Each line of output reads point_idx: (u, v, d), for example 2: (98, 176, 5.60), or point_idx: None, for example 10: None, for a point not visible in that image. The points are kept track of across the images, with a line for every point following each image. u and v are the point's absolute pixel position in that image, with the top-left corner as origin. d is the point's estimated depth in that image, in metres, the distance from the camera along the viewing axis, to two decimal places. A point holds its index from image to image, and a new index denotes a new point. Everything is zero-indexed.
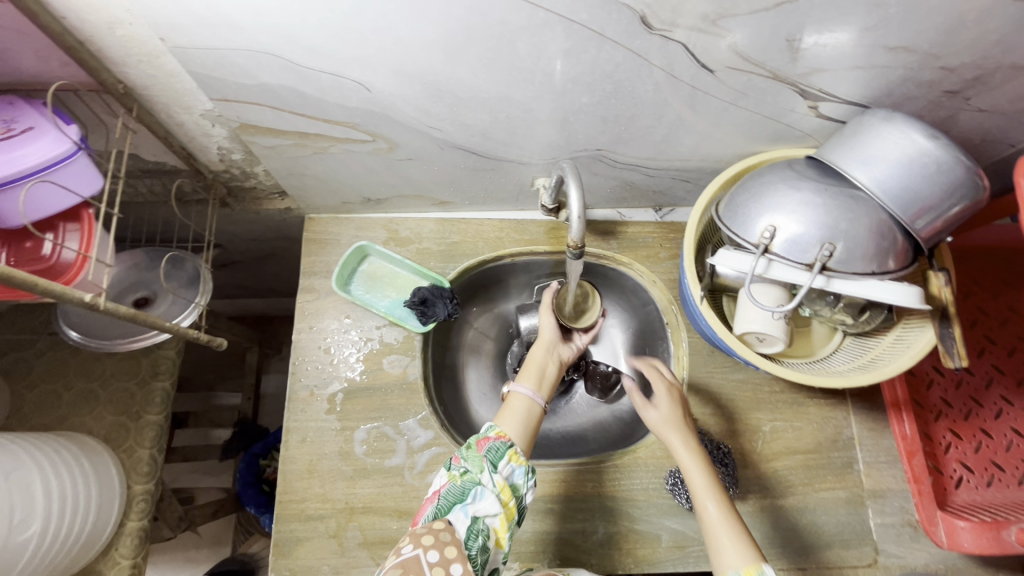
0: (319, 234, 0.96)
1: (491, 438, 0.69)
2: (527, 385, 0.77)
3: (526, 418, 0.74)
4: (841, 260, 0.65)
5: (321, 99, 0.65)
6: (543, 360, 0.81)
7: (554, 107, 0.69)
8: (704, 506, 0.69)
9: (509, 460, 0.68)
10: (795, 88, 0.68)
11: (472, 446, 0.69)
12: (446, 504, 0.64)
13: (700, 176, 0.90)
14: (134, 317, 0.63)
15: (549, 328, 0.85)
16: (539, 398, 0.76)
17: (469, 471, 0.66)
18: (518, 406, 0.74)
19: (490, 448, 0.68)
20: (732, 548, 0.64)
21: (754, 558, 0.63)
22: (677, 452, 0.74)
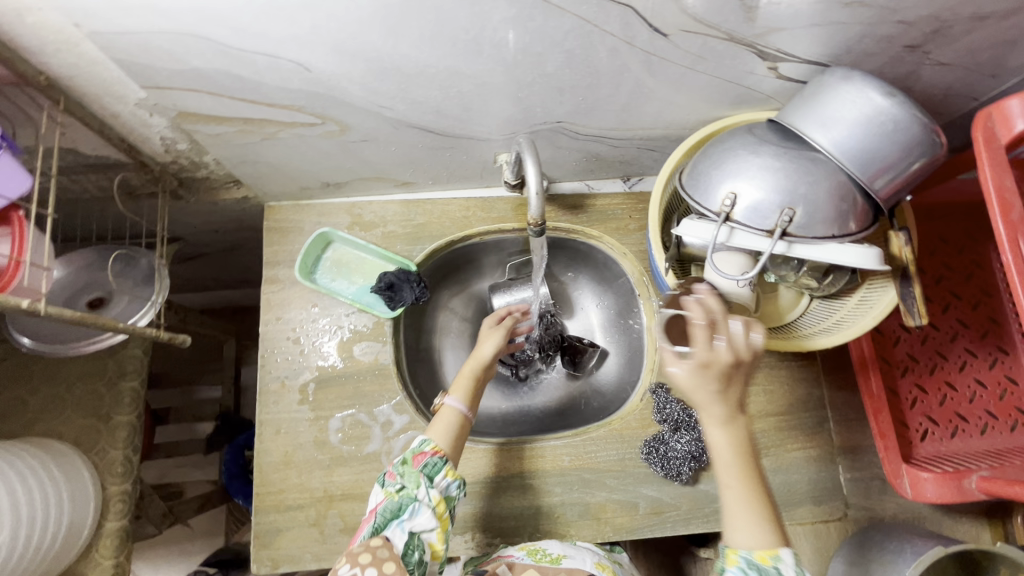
0: (280, 222, 0.93)
1: (427, 453, 0.71)
2: (460, 398, 0.79)
3: (457, 431, 0.76)
4: (802, 225, 0.64)
5: (259, 82, 0.61)
6: (476, 376, 0.83)
7: (507, 79, 0.67)
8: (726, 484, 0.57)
9: (445, 474, 0.70)
10: (752, 50, 0.66)
11: (408, 462, 0.71)
12: (384, 521, 0.65)
13: (665, 144, 0.88)
14: (82, 320, 0.60)
15: (489, 348, 0.86)
16: (470, 412, 0.79)
17: (405, 487, 0.68)
18: (451, 418, 0.77)
19: (426, 464, 0.70)
20: (748, 530, 0.56)
21: (771, 541, 0.55)
22: (711, 433, 0.57)
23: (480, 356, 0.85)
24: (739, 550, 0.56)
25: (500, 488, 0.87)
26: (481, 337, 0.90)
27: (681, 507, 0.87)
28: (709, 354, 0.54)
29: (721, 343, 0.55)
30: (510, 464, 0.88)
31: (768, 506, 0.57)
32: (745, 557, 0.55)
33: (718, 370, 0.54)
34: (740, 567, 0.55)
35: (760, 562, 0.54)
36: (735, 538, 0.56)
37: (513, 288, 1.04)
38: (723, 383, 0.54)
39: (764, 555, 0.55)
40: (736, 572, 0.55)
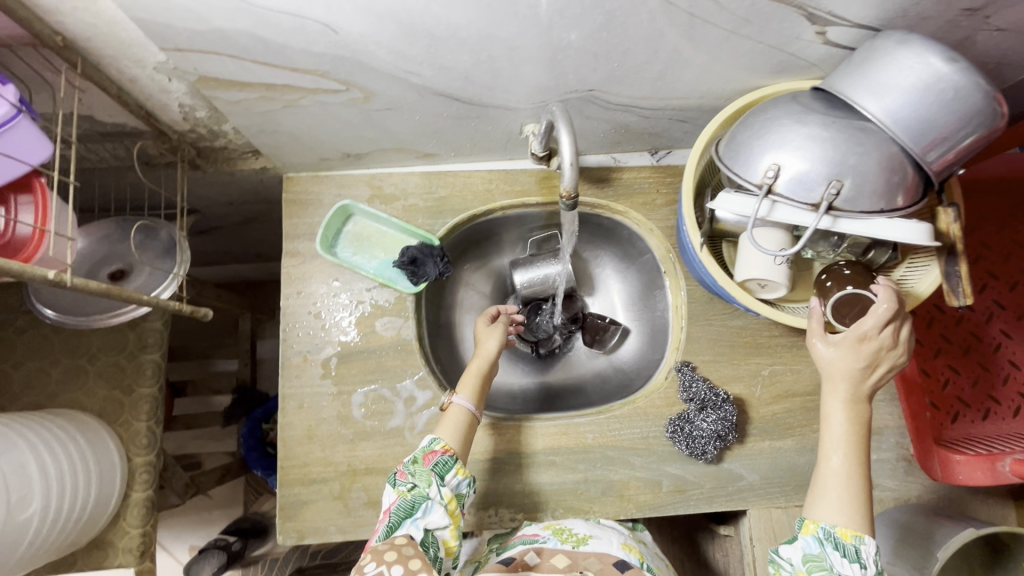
0: (299, 194, 0.91)
1: (437, 452, 0.72)
2: (468, 397, 0.78)
3: (465, 428, 0.76)
4: (848, 199, 0.61)
5: (283, 45, 0.59)
6: (483, 373, 0.82)
7: (540, 44, 0.63)
8: (829, 463, 0.67)
9: (456, 472, 0.71)
10: (802, 12, 0.62)
11: (418, 461, 0.71)
12: (397, 519, 0.65)
13: (698, 115, 0.85)
14: (108, 292, 0.59)
15: (494, 343, 0.84)
16: (478, 411, 0.78)
17: (417, 486, 0.68)
18: (458, 416, 0.76)
19: (437, 462, 0.71)
20: (835, 507, 0.64)
21: (858, 524, 0.63)
22: (832, 406, 0.68)
23: (485, 353, 0.83)
24: (820, 521, 0.64)
25: (523, 464, 0.86)
26: (479, 331, 0.86)
27: (704, 486, 0.87)
28: (872, 334, 0.66)
29: (887, 327, 0.66)
30: (533, 441, 0.87)
31: (862, 497, 0.65)
32: (824, 528, 0.64)
33: (870, 348, 0.66)
34: (817, 535, 0.64)
35: (840, 536, 0.63)
36: (819, 511, 0.65)
37: (535, 264, 1.03)
38: (866, 363, 0.67)
39: (846, 533, 0.63)
40: (812, 539, 0.64)
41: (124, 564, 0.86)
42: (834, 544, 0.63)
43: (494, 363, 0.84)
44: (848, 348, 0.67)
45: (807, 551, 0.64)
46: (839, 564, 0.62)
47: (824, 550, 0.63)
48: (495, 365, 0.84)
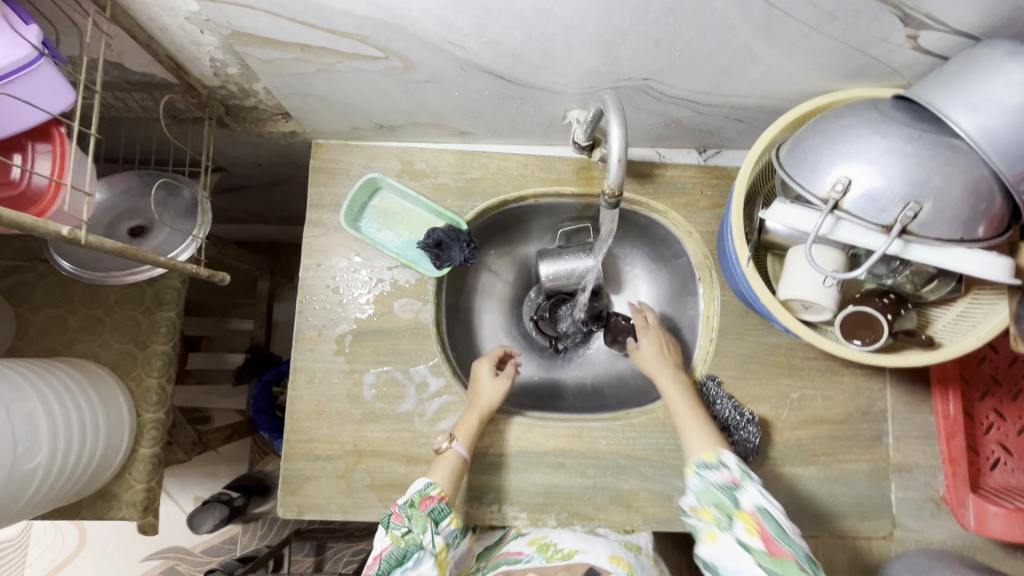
0: (327, 161, 0.88)
1: (434, 497, 0.71)
2: (465, 443, 0.77)
3: (456, 474, 0.75)
4: (924, 223, 0.56)
5: (323, 4, 0.54)
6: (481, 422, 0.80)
7: (598, 25, 0.58)
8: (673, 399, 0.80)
9: (449, 521, 0.71)
10: (896, 12, 0.55)
11: (416, 505, 0.71)
12: (389, 566, 0.67)
13: (757, 115, 0.79)
14: (123, 252, 0.57)
15: (494, 394, 0.82)
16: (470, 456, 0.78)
17: (412, 532, 0.69)
18: (449, 463, 0.75)
19: (433, 509, 0.70)
20: (698, 442, 0.74)
21: (713, 444, 0.72)
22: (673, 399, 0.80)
23: (484, 404, 0.81)
24: (693, 462, 0.72)
25: (531, 463, 0.84)
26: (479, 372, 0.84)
27: None
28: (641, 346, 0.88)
29: (644, 335, 0.89)
30: (544, 441, 0.84)
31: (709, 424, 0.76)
32: (699, 464, 0.71)
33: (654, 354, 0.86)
34: (695, 472, 0.71)
35: (705, 459, 0.71)
36: (692, 451, 0.73)
37: (563, 257, 0.97)
38: (662, 355, 0.86)
39: (710, 454, 0.72)
40: (694, 478, 0.71)
41: (127, 517, 0.87)
42: (707, 468, 0.70)
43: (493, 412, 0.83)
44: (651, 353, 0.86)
45: (696, 490, 0.70)
46: (715, 480, 0.69)
47: (704, 480, 0.70)
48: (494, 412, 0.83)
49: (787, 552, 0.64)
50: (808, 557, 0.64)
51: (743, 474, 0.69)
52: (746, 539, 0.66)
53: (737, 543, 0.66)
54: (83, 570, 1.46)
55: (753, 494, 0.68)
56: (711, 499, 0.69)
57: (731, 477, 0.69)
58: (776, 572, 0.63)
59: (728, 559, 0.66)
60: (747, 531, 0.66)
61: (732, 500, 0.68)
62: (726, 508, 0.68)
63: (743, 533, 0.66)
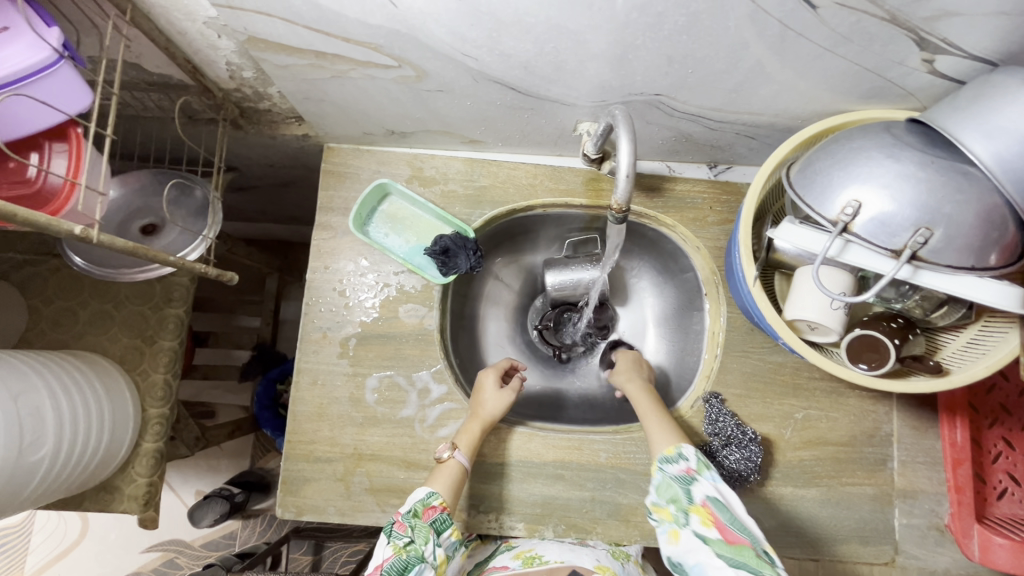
0: (338, 165, 0.88)
1: (435, 508, 0.71)
2: (467, 454, 0.77)
3: (456, 484, 0.75)
4: (935, 249, 0.55)
5: (339, 13, 0.55)
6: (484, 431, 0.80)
7: (611, 41, 0.58)
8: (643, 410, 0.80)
9: (451, 532, 0.72)
10: (912, 36, 0.55)
11: (417, 515, 0.71)
12: None
13: (770, 133, 0.78)
14: (133, 251, 0.58)
15: (496, 406, 0.81)
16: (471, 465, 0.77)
17: (413, 542, 0.69)
18: (450, 473, 0.75)
19: (436, 519, 0.71)
20: (659, 437, 0.75)
21: (674, 439, 0.74)
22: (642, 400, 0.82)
23: (486, 414, 0.80)
24: (655, 457, 0.73)
25: (530, 473, 0.84)
26: (483, 383, 0.84)
27: None
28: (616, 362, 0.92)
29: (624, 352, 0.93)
30: (544, 451, 0.84)
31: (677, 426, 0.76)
32: (661, 458, 0.72)
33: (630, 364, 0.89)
34: (657, 467, 0.72)
35: (666, 452, 0.72)
36: (657, 446, 0.74)
37: (570, 266, 0.97)
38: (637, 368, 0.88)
39: (671, 449, 0.72)
40: (655, 472, 0.72)
41: (128, 510, 0.88)
42: (666, 462, 0.71)
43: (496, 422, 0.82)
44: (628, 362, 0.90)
45: (657, 483, 0.71)
46: (672, 472, 0.70)
47: (663, 474, 0.71)
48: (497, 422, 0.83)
49: (743, 539, 0.63)
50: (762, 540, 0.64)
51: (700, 467, 0.70)
52: (703, 531, 0.65)
53: (696, 535, 0.65)
54: (84, 560, 1.48)
55: (705, 484, 0.68)
56: (669, 493, 0.69)
57: (687, 469, 0.70)
58: (736, 561, 0.62)
59: (691, 556, 0.65)
60: (703, 522, 0.66)
61: (687, 494, 0.68)
62: (681, 503, 0.68)
63: (699, 524, 0.66)
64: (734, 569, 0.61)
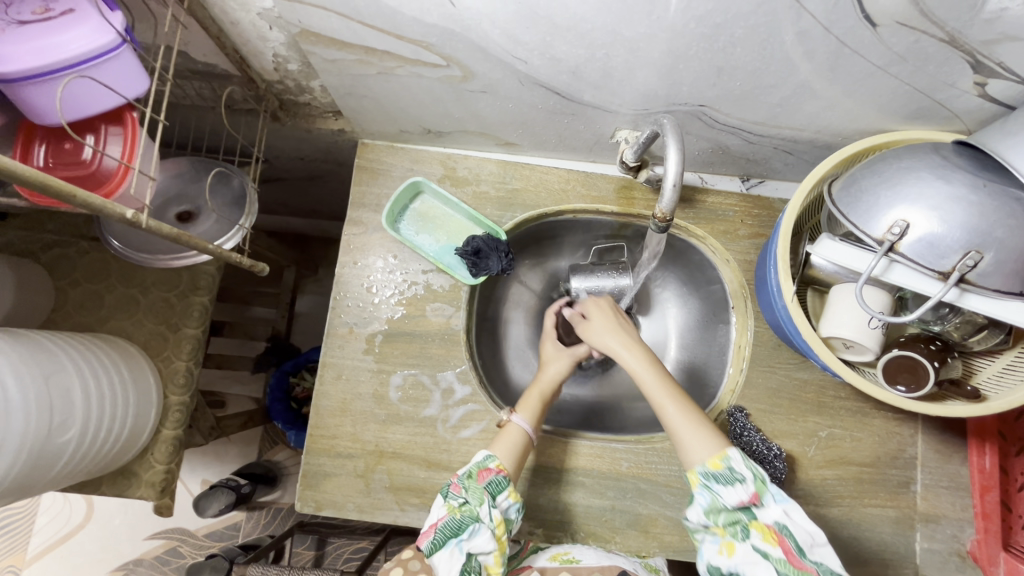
0: (371, 161, 0.89)
1: (491, 470, 0.70)
2: (526, 417, 0.77)
3: (519, 445, 0.74)
4: (983, 274, 0.55)
5: (396, 10, 0.55)
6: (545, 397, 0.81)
7: (664, 50, 0.58)
8: (664, 407, 0.71)
9: (508, 495, 0.70)
10: (968, 59, 0.55)
11: (473, 476, 0.70)
12: (443, 537, 0.66)
13: (808, 149, 0.78)
14: (176, 238, 0.58)
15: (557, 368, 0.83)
16: (534, 430, 0.76)
17: (468, 503, 0.68)
18: (514, 433, 0.75)
19: (491, 482, 0.69)
20: (696, 444, 0.68)
21: (718, 447, 0.67)
22: (646, 378, 0.74)
23: (544, 380, 0.82)
24: (695, 470, 0.67)
25: (551, 479, 0.83)
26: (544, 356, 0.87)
27: None
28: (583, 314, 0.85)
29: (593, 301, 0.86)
30: (566, 458, 0.84)
31: (699, 413, 0.71)
32: (702, 472, 0.66)
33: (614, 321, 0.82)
34: (702, 484, 0.66)
35: (713, 467, 0.65)
36: (695, 457, 0.67)
37: (596, 274, 0.95)
38: (620, 327, 0.81)
39: (716, 460, 0.66)
40: (701, 491, 0.66)
41: (144, 497, 0.87)
42: (714, 480, 0.65)
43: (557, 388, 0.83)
44: (604, 320, 0.82)
45: (705, 504, 0.66)
46: (728, 497, 0.64)
47: (713, 494, 0.65)
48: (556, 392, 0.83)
49: (808, 565, 0.61)
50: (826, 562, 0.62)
51: (759, 488, 0.64)
52: (765, 548, 0.62)
53: (755, 550, 0.63)
54: (88, 544, 1.47)
55: (771, 508, 0.64)
56: (725, 518, 0.65)
57: (747, 494, 0.64)
58: None
59: (749, 569, 0.63)
60: (765, 540, 0.63)
61: (747, 513, 0.64)
62: (739, 522, 0.65)
63: (761, 542, 0.63)
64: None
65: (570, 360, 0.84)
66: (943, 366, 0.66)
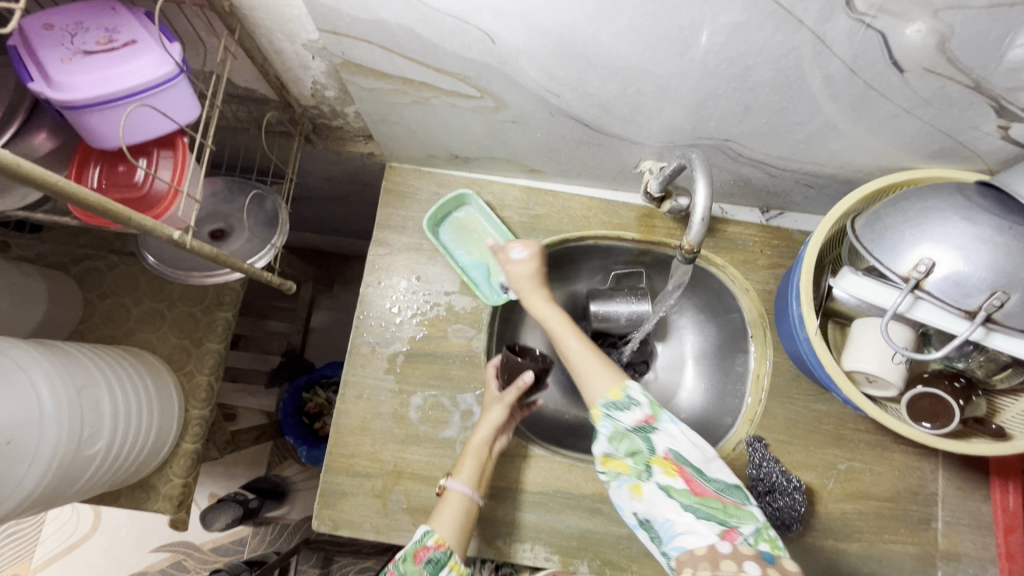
0: (398, 184, 0.91)
1: (429, 547, 0.68)
2: (464, 482, 0.74)
3: (460, 520, 0.72)
4: (1010, 314, 0.55)
5: (437, 45, 0.57)
6: (482, 452, 0.77)
7: (694, 88, 0.60)
8: (569, 345, 0.72)
9: (450, 569, 0.68)
10: (993, 104, 0.56)
11: (409, 558, 0.67)
12: None
13: (829, 183, 0.79)
14: (216, 258, 0.59)
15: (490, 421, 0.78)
16: (475, 497, 0.74)
17: None
18: (453, 506, 0.73)
19: (429, 559, 0.67)
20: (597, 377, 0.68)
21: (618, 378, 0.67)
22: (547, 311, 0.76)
23: (474, 444, 0.77)
24: (598, 403, 0.66)
25: (568, 504, 0.83)
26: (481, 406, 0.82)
27: None
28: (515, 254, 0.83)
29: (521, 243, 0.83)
30: (583, 484, 0.84)
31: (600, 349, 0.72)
32: (604, 403, 0.65)
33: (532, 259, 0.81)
34: (604, 414, 0.65)
35: (613, 396, 0.65)
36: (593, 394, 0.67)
37: (615, 298, 0.96)
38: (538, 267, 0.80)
39: (615, 391, 0.66)
40: (604, 423, 0.65)
41: (161, 510, 0.88)
42: (614, 409, 0.65)
43: (494, 438, 0.79)
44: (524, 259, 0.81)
45: (607, 434, 0.64)
46: (627, 422, 0.64)
47: (614, 423, 0.64)
48: (492, 447, 0.79)
49: (708, 488, 0.61)
50: (724, 483, 0.62)
51: (654, 411, 0.64)
52: (669, 484, 0.61)
53: (660, 490, 0.61)
54: (93, 555, 1.46)
55: (666, 435, 0.63)
56: (626, 446, 0.63)
57: (643, 417, 0.64)
58: (699, 512, 0.59)
59: (656, 508, 0.61)
60: (666, 473, 0.62)
61: (646, 444, 0.63)
62: (641, 456, 0.63)
63: (663, 477, 0.62)
64: (699, 519, 0.59)
65: (504, 407, 0.79)
66: (967, 404, 0.66)
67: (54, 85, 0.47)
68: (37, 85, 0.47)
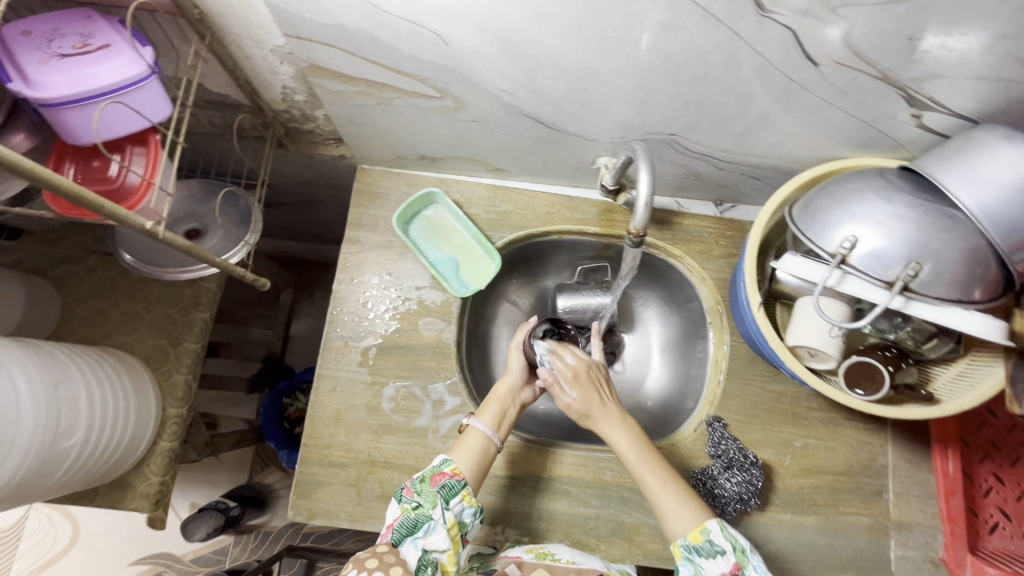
0: (369, 185, 0.95)
1: (446, 474, 0.72)
2: (486, 422, 0.78)
3: (479, 456, 0.75)
4: (925, 282, 0.61)
5: (395, 47, 0.62)
6: (505, 399, 0.82)
7: (636, 85, 0.65)
8: (648, 481, 0.74)
9: (462, 498, 0.71)
10: (902, 94, 0.62)
11: (427, 480, 0.72)
12: (399, 536, 0.67)
13: (773, 175, 0.85)
14: (189, 250, 0.62)
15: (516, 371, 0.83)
16: (494, 437, 0.77)
17: (421, 506, 0.69)
18: (473, 442, 0.76)
19: (444, 485, 0.71)
20: (684, 518, 0.71)
21: (700, 522, 0.70)
22: (618, 442, 0.76)
23: (496, 392, 0.81)
24: (678, 541, 0.70)
25: (538, 488, 0.86)
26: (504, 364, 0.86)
27: None
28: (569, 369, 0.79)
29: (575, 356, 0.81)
30: (552, 467, 0.87)
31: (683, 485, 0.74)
32: (684, 545, 0.69)
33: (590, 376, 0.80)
34: (685, 557, 0.69)
35: (694, 540, 0.69)
36: (675, 529, 0.71)
37: (581, 292, 1.01)
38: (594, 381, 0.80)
39: (697, 535, 0.70)
40: (683, 563, 0.69)
41: (138, 508, 0.89)
42: (696, 552, 0.69)
43: (518, 390, 0.83)
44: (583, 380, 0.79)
45: None
46: (710, 569, 0.68)
47: (697, 567, 0.68)
48: (517, 399, 0.83)
49: None
50: None
51: (738, 559, 0.68)
52: None
53: None
54: (71, 569, 1.45)
55: None
56: None
57: (728, 565, 0.68)
58: None
59: None
60: None
61: None
62: None
63: None
64: None
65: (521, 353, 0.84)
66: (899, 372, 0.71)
67: (31, 85, 0.51)
68: (15, 85, 0.51)
